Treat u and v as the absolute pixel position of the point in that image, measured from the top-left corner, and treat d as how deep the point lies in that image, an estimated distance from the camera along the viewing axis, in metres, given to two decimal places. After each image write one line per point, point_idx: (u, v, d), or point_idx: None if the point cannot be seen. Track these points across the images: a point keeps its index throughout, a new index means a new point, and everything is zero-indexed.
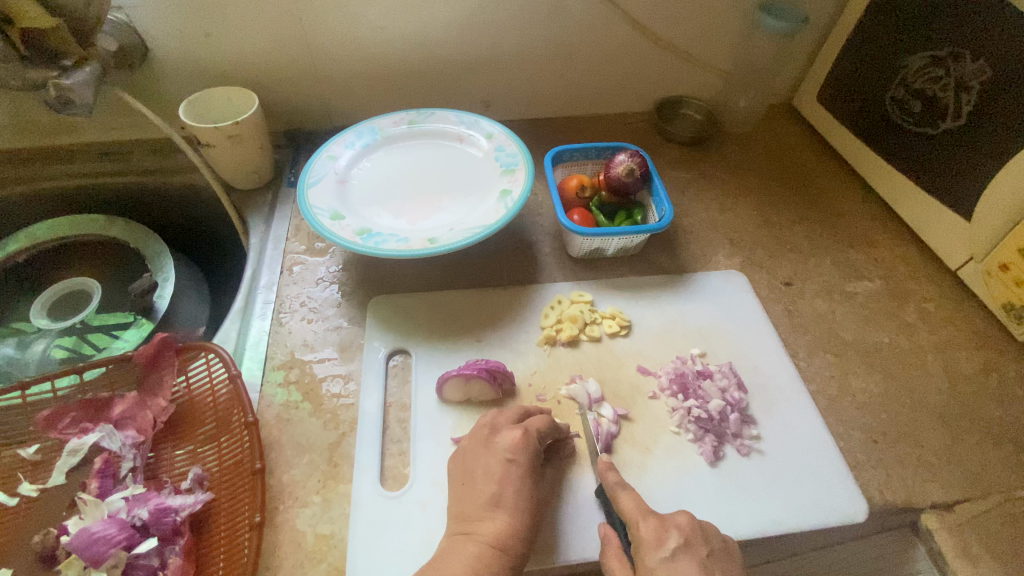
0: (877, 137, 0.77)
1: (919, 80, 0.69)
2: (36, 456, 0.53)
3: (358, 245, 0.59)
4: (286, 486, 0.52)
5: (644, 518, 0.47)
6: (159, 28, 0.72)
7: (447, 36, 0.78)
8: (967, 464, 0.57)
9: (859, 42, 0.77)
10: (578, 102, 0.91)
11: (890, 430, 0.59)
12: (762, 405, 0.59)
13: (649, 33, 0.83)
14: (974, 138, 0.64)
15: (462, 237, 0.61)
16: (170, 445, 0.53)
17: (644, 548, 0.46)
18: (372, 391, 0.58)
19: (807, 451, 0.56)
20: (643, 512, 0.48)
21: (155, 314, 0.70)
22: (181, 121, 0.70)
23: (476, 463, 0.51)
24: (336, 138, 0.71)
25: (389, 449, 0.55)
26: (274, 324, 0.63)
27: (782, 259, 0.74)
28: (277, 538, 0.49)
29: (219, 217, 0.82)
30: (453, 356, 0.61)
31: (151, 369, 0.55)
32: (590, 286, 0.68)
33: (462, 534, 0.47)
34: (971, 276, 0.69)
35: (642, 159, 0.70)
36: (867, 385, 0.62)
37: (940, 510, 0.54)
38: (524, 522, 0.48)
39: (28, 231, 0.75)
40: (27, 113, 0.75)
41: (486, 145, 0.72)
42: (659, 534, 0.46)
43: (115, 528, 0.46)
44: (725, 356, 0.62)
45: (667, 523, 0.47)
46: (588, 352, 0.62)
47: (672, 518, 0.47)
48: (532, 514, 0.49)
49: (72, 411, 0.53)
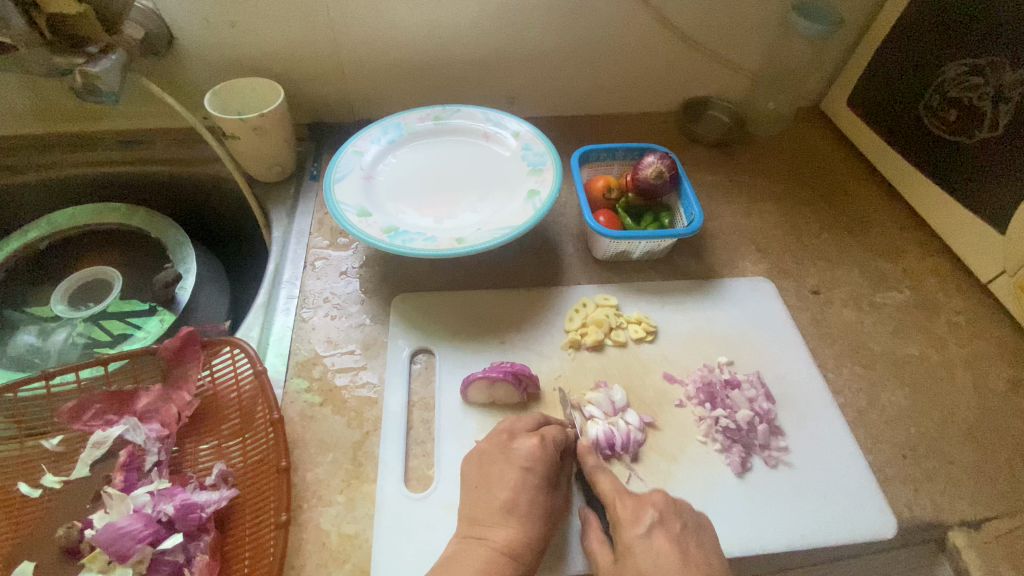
0: (909, 145, 0.76)
1: (955, 88, 0.68)
2: (59, 448, 0.53)
3: (385, 243, 0.58)
4: (310, 484, 0.52)
5: (622, 499, 0.49)
6: (183, 16, 0.71)
7: (474, 29, 0.78)
8: (996, 481, 0.56)
9: (895, 46, 0.75)
10: (605, 100, 0.90)
11: (918, 444, 0.58)
12: (790, 415, 0.58)
13: (678, 33, 0.82)
14: (1010, 150, 0.63)
15: (490, 238, 0.60)
16: (195, 440, 0.53)
17: (646, 523, 0.47)
18: (396, 390, 0.58)
19: (835, 464, 0.55)
20: (620, 493, 0.50)
21: (176, 306, 0.71)
22: (206, 111, 0.70)
23: (490, 466, 0.50)
24: (362, 133, 0.70)
25: (413, 450, 0.55)
26: (298, 319, 0.63)
27: (809, 267, 0.73)
28: (301, 537, 0.49)
29: (240, 208, 0.82)
30: (478, 357, 0.61)
31: (176, 362, 0.55)
32: (616, 290, 0.68)
33: (474, 539, 0.47)
34: (1002, 289, 0.68)
35: (672, 161, 0.69)
36: (895, 398, 0.61)
37: (968, 527, 0.53)
38: (537, 529, 0.48)
39: (49, 218, 0.75)
40: (50, 100, 0.75)
41: (513, 143, 0.71)
42: (636, 512, 0.48)
43: (141, 523, 0.45)
44: (752, 365, 0.62)
45: (643, 501, 0.49)
46: (614, 357, 0.61)
47: (649, 497, 0.49)
48: (546, 523, 0.48)
49: (97, 403, 0.53)
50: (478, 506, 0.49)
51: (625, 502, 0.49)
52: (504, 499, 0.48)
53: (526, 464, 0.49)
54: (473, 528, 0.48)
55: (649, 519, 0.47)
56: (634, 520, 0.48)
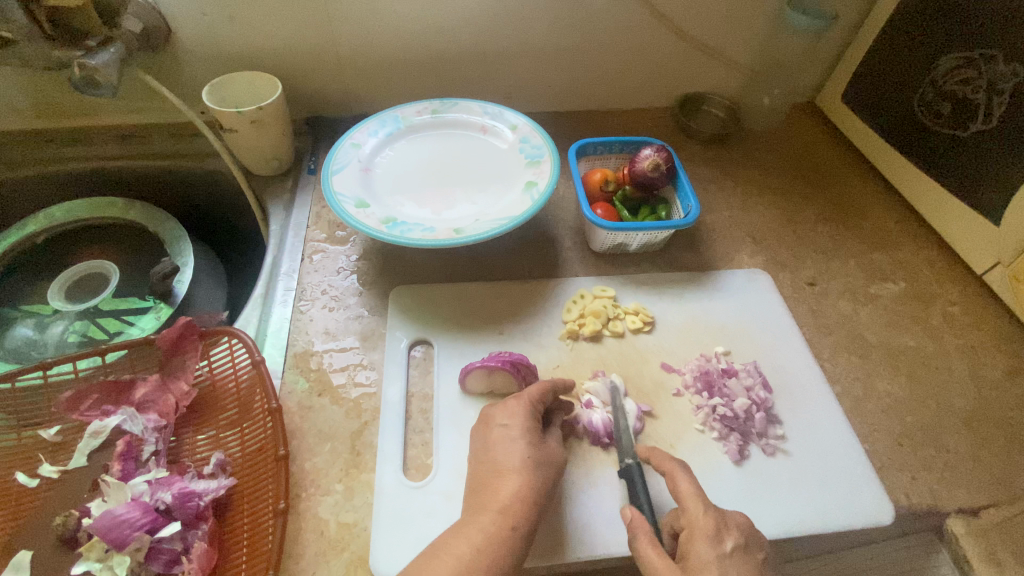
0: (903, 139, 0.77)
1: (949, 81, 0.69)
2: (56, 438, 0.53)
3: (383, 233, 0.58)
4: (309, 473, 0.52)
5: (704, 508, 0.45)
6: (181, 10, 0.71)
7: (471, 24, 0.78)
8: (992, 469, 0.56)
9: (889, 40, 0.76)
10: (601, 96, 0.90)
11: (915, 433, 0.58)
12: (787, 404, 0.58)
13: (674, 28, 0.82)
14: (1004, 141, 0.63)
15: (488, 228, 0.60)
16: (192, 430, 0.53)
17: (728, 547, 0.44)
18: (395, 380, 0.58)
19: (831, 452, 0.55)
20: (703, 502, 0.46)
21: (173, 300, 0.71)
22: (204, 105, 0.70)
23: (501, 447, 0.49)
24: (359, 126, 0.70)
25: (412, 439, 0.55)
26: (295, 311, 0.63)
27: (806, 259, 0.73)
28: (299, 525, 0.49)
29: (238, 202, 0.82)
30: (476, 348, 0.61)
31: (174, 352, 0.55)
32: (613, 281, 0.68)
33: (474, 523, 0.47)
34: (997, 280, 0.69)
35: (668, 154, 0.69)
36: (892, 387, 0.61)
37: (965, 514, 0.54)
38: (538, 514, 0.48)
39: (47, 212, 0.75)
40: (46, 94, 0.75)
41: (511, 137, 0.71)
42: (720, 531, 0.44)
43: (139, 511, 0.45)
44: (749, 355, 0.62)
45: (727, 521, 0.45)
46: (611, 347, 0.62)
47: (733, 516, 0.46)
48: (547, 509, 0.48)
49: (95, 393, 0.53)
50: (491, 484, 0.47)
51: (709, 514, 0.45)
52: (517, 478, 0.47)
53: (533, 444, 0.50)
54: (492, 505, 0.46)
55: (733, 543, 0.44)
56: (716, 539, 0.44)
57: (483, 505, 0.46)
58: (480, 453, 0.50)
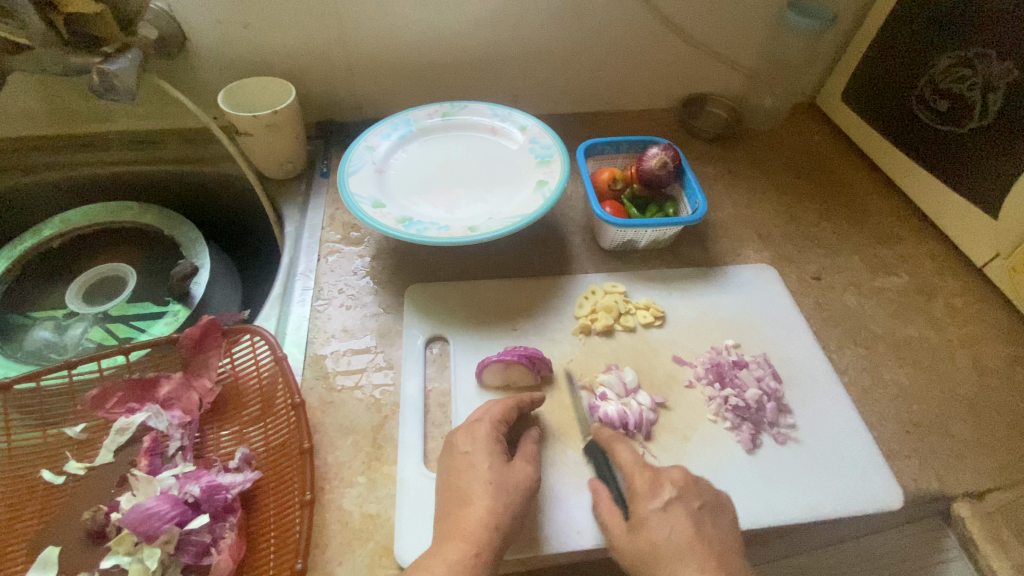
0: (902, 136, 0.79)
1: (946, 80, 0.71)
2: (82, 435, 0.53)
3: (400, 232, 0.59)
4: (331, 466, 0.53)
5: (640, 468, 0.49)
6: (196, 17, 0.72)
7: (480, 28, 0.80)
8: (997, 454, 0.57)
9: (887, 40, 0.78)
10: (606, 98, 0.92)
11: (921, 420, 0.59)
12: (797, 394, 0.60)
13: (676, 31, 0.84)
14: (1001, 137, 0.65)
15: (502, 226, 0.61)
16: (215, 426, 0.54)
17: (662, 497, 0.48)
18: (413, 376, 0.59)
19: (841, 440, 0.57)
20: (639, 465, 0.50)
21: (190, 301, 0.72)
22: (219, 109, 0.71)
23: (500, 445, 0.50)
24: (372, 129, 0.71)
25: (431, 432, 0.56)
26: (313, 310, 0.64)
27: (810, 254, 0.75)
28: (324, 517, 0.50)
29: (250, 205, 0.83)
30: (491, 343, 0.62)
31: (197, 350, 0.56)
32: (623, 277, 0.69)
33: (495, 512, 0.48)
34: (997, 272, 0.71)
35: (675, 152, 0.71)
36: (897, 377, 0.63)
37: (972, 498, 0.55)
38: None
39: (63, 217, 0.76)
40: (62, 100, 0.76)
41: (520, 137, 0.73)
42: (652, 486, 0.48)
43: (169, 504, 0.46)
44: (758, 347, 0.63)
45: (661, 477, 0.49)
46: (623, 341, 0.63)
47: (669, 473, 0.50)
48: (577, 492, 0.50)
49: (119, 391, 0.54)
50: (468, 496, 0.46)
51: (643, 473, 0.49)
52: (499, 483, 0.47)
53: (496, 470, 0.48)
54: (460, 527, 0.45)
55: (667, 495, 0.48)
56: (651, 494, 0.48)
57: (461, 519, 0.45)
58: (447, 472, 0.49)
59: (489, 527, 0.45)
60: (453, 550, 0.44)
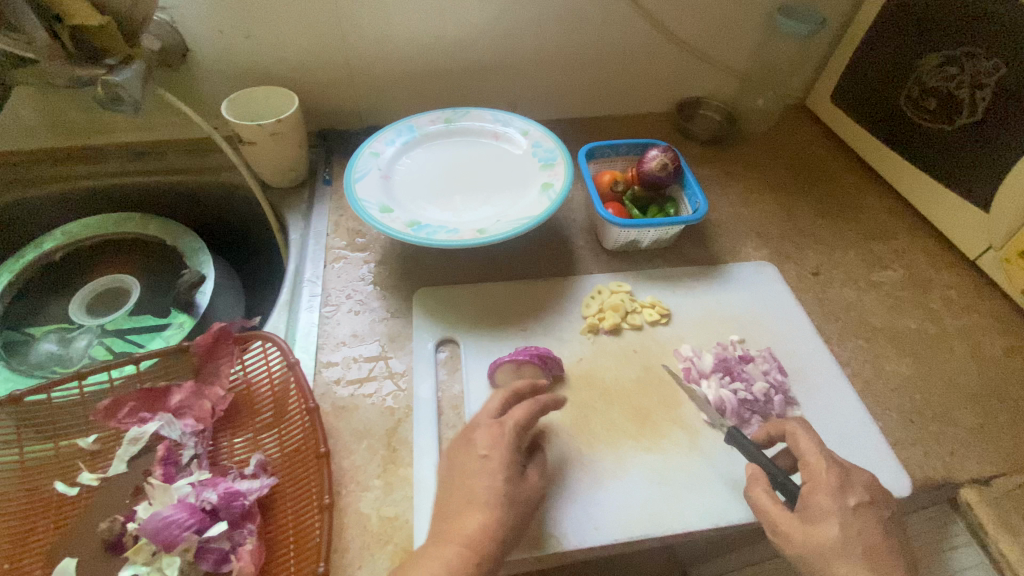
0: (894, 134, 0.81)
1: (934, 79, 0.73)
2: (94, 446, 0.53)
3: (409, 236, 0.60)
4: (347, 471, 0.53)
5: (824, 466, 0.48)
6: (199, 29, 0.73)
7: (478, 35, 0.81)
8: (1000, 441, 0.59)
9: (876, 41, 0.80)
10: (602, 103, 0.94)
11: (924, 410, 0.61)
12: (802, 387, 0.61)
13: (670, 36, 0.86)
14: (990, 132, 0.67)
15: (510, 228, 0.62)
16: (229, 434, 0.54)
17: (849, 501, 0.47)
18: (424, 379, 0.59)
19: (848, 430, 0.58)
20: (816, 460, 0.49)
21: (195, 310, 0.71)
22: (222, 119, 0.71)
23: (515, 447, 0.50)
24: (377, 136, 0.72)
25: (445, 434, 0.56)
26: (322, 316, 0.64)
27: (808, 251, 0.76)
28: (342, 521, 0.50)
29: (253, 215, 0.83)
30: (501, 345, 0.62)
31: (208, 358, 0.56)
32: (628, 277, 0.70)
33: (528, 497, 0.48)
34: (990, 264, 0.73)
35: (674, 154, 0.73)
36: (898, 368, 0.64)
37: (978, 484, 0.56)
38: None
39: (65, 229, 0.76)
40: (62, 113, 0.76)
41: (522, 141, 0.74)
42: (840, 487, 0.47)
43: (186, 512, 0.46)
44: (763, 342, 0.64)
45: (853, 480, 0.48)
46: (631, 339, 0.64)
47: (859, 476, 0.49)
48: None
49: (131, 401, 0.54)
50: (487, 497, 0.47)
51: (831, 470, 0.48)
52: (514, 480, 0.47)
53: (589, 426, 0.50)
54: (483, 527, 0.45)
55: (855, 500, 0.47)
56: (840, 493, 0.47)
57: (483, 519, 0.45)
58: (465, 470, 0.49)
59: (510, 525, 0.45)
60: (477, 548, 0.44)
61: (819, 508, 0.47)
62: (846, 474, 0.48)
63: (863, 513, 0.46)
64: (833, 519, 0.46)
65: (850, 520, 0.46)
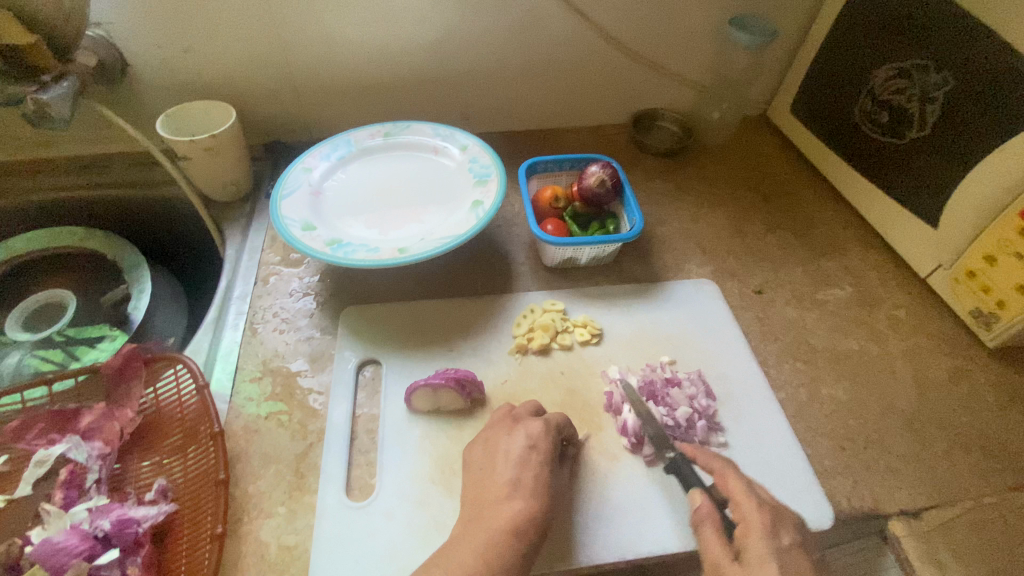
0: (848, 148, 0.79)
1: (886, 92, 0.71)
2: (4, 467, 0.52)
3: (327, 255, 0.59)
4: (251, 497, 0.52)
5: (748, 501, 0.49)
6: (137, 43, 0.73)
7: (423, 48, 0.80)
8: (935, 470, 0.57)
9: (831, 52, 0.78)
10: (557, 114, 0.92)
11: (858, 436, 0.59)
12: (730, 411, 0.59)
13: (622, 47, 0.84)
14: (938, 148, 0.65)
15: (433, 247, 0.61)
16: (137, 456, 0.53)
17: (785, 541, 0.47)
18: (341, 401, 0.58)
19: (773, 458, 0.56)
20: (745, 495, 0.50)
21: (129, 326, 0.72)
22: (159, 135, 0.71)
23: None
24: (312, 151, 0.71)
25: (356, 459, 0.55)
26: (246, 334, 0.64)
27: (754, 268, 0.74)
28: (239, 549, 0.49)
29: (198, 229, 0.83)
30: (424, 366, 0.61)
31: (119, 380, 0.56)
32: (563, 295, 0.69)
33: (467, 526, 0.47)
34: (940, 283, 0.70)
35: (614, 170, 0.71)
36: (835, 392, 0.62)
37: (907, 516, 0.54)
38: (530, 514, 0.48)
39: (8, 243, 0.75)
40: (6, 126, 0.76)
41: (460, 156, 0.73)
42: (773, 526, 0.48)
43: (77, 539, 0.45)
44: (694, 364, 0.63)
45: (781, 520, 0.49)
46: (559, 360, 0.62)
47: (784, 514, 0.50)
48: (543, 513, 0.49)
49: (40, 422, 0.53)
50: None
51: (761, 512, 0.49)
52: None
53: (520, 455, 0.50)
54: None
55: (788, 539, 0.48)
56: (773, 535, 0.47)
57: None
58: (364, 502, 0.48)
59: None
60: None
61: (756, 551, 0.46)
62: (775, 516, 0.49)
63: (796, 554, 0.47)
64: (770, 561, 0.46)
65: (785, 559, 0.46)
